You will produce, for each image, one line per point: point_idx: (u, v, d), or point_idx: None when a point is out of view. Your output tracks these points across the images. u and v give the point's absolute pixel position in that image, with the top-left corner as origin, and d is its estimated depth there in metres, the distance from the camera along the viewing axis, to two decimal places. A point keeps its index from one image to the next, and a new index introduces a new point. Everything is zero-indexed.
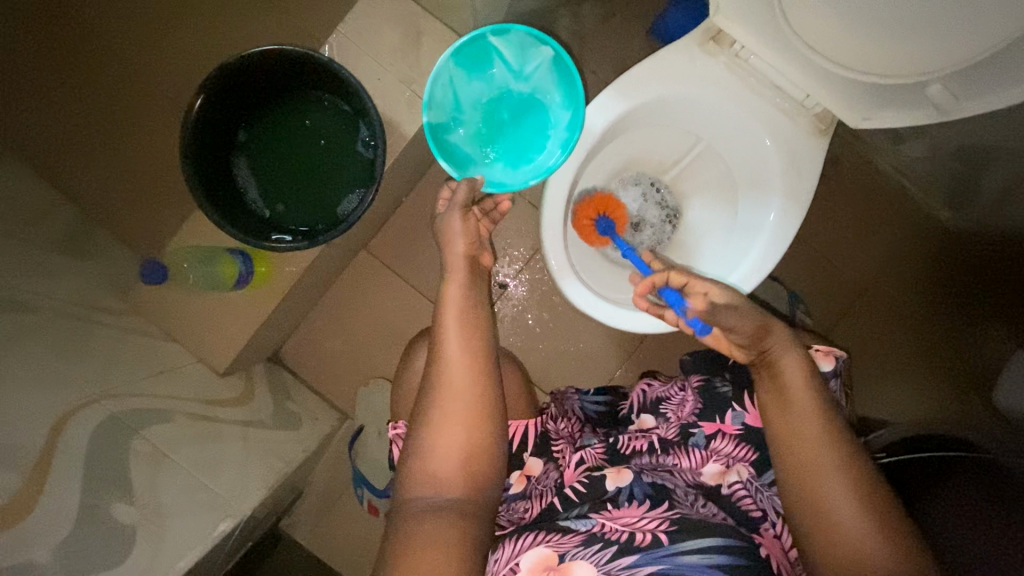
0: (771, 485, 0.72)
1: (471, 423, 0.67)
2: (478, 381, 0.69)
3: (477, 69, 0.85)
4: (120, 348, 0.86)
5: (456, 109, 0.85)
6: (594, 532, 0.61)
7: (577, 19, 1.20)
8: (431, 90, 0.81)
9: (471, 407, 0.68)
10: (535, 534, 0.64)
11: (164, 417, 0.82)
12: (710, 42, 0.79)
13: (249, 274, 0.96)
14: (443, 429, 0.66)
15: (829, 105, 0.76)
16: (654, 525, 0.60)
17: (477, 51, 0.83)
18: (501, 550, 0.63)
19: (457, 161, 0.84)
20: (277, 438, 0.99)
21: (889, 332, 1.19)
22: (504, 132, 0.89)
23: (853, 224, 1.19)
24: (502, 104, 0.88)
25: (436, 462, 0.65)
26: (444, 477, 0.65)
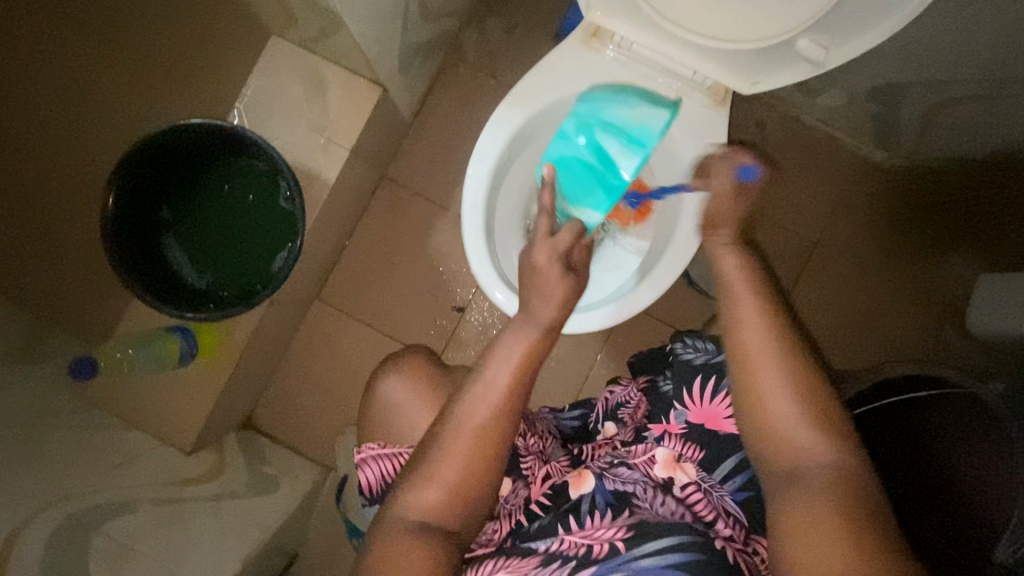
0: (724, 481, 0.70)
1: (479, 458, 0.60)
2: (502, 425, 0.62)
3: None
4: (74, 445, 0.85)
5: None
6: (552, 551, 0.59)
7: (484, 37, 1.22)
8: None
9: (489, 446, 0.61)
10: (496, 560, 0.61)
11: (124, 507, 0.81)
12: (592, 39, 0.80)
13: (192, 350, 0.95)
14: (442, 460, 0.60)
15: (717, 75, 0.77)
16: (611, 534, 0.59)
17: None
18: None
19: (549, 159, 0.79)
20: (255, 505, 0.98)
21: (853, 279, 1.18)
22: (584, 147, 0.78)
23: (791, 184, 1.19)
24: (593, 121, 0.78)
25: (421, 489, 0.59)
26: (427, 509, 0.59)
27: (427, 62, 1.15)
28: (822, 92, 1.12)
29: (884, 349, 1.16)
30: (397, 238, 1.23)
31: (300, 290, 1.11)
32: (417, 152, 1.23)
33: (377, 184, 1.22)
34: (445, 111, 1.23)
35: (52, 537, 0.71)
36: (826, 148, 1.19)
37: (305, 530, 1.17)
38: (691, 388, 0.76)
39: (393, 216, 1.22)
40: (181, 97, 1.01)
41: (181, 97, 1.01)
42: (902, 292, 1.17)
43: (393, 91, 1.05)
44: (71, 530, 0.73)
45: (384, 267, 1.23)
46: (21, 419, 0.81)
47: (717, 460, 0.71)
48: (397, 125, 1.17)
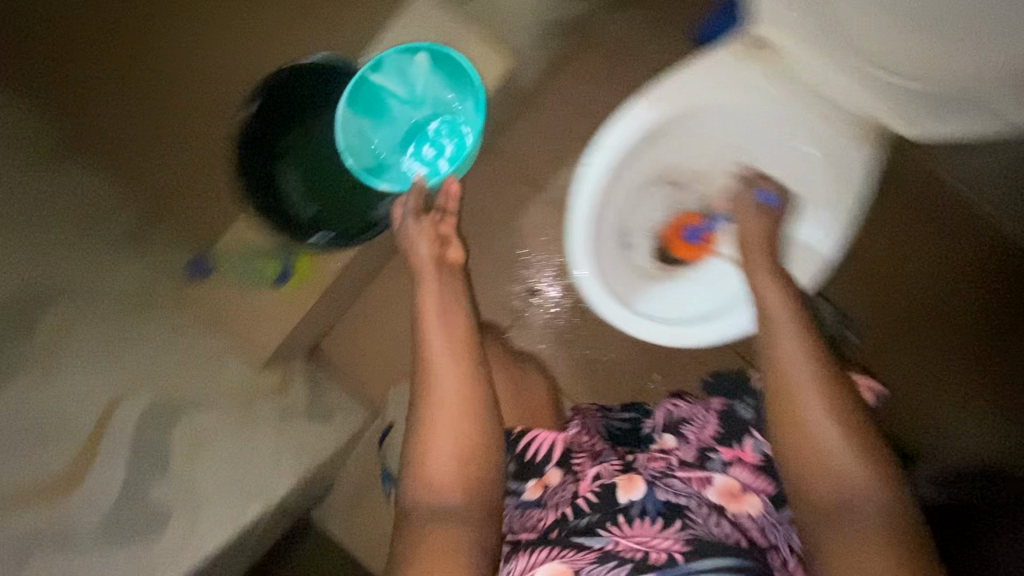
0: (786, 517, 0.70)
1: (466, 425, 0.68)
2: (466, 386, 0.70)
3: (378, 115, 0.98)
4: (166, 339, 0.91)
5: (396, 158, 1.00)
6: (607, 550, 0.61)
7: (619, 24, 1.19)
8: (344, 138, 0.93)
9: (463, 415, 0.68)
10: (548, 548, 0.64)
11: (201, 405, 0.86)
12: (751, 50, 0.77)
13: (288, 271, 1.00)
14: (444, 435, 0.67)
15: (880, 109, 0.73)
16: (670, 544, 0.59)
17: (366, 98, 0.95)
18: (516, 560, 0.66)
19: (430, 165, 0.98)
20: (311, 430, 1.03)
21: (954, 356, 1.10)
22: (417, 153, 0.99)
23: (910, 243, 1.11)
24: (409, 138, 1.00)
25: (433, 471, 0.65)
26: (446, 482, 0.65)
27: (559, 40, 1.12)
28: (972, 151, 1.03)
29: (967, 438, 1.09)
30: (488, 210, 1.23)
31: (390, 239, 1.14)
32: (526, 128, 1.22)
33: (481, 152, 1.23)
34: (563, 92, 1.21)
35: None
36: (961, 213, 1.09)
37: (343, 465, 1.22)
38: None
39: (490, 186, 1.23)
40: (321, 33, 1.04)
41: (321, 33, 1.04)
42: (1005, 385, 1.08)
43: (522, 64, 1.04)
44: None
45: (469, 235, 1.24)
46: (122, 310, 0.88)
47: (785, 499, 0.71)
48: (515, 99, 1.16)
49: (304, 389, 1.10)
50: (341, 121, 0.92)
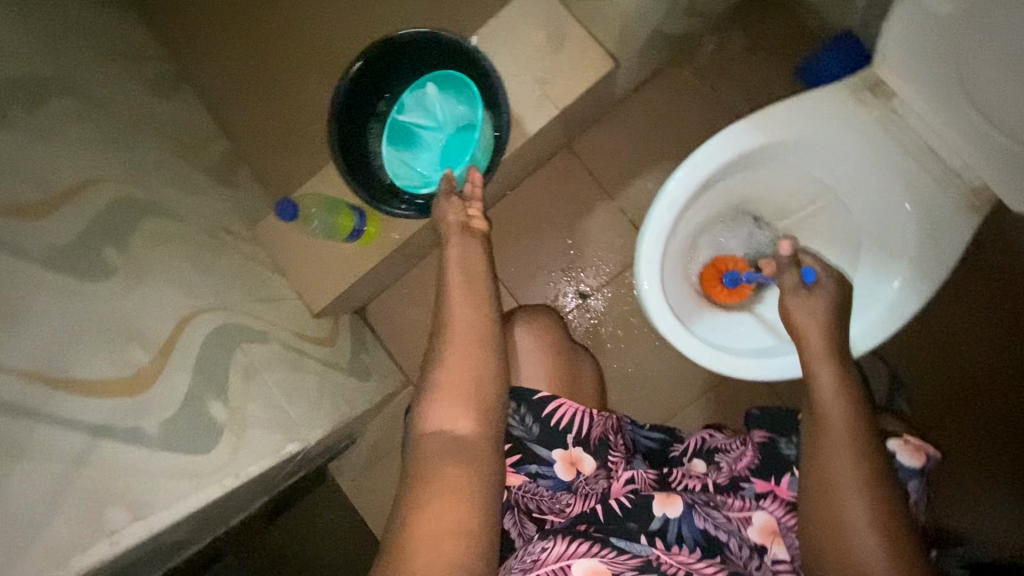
0: None
1: (466, 366, 0.68)
2: (478, 322, 0.72)
3: (414, 146, 1.01)
4: (238, 270, 0.97)
5: (434, 173, 0.99)
6: (649, 560, 0.62)
7: (721, 49, 1.19)
8: (391, 171, 1.00)
9: (467, 357, 0.68)
10: (588, 543, 0.63)
11: (260, 336, 0.91)
12: (865, 92, 0.76)
13: (360, 231, 1.02)
14: (449, 377, 0.67)
15: (988, 179, 0.71)
16: (711, 572, 0.61)
17: (403, 135, 1.01)
18: (552, 542, 0.64)
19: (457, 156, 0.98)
20: (349, 384, 1.06)
21: (1007, 445, 1.05)
22: (448, 152, 1.00)
23: (982, 318, 1.07)
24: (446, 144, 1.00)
25: (437, 412, 0.65)
26: (449, 423, 0.64)
27: (659, 54, 1.13)
28: None
29: (1006, 531, 1.03)
30: (554, 206, 1.25)
31: None
32: (608, 134, 1.23)
33: (559, 150, 1.24)
34: (652, 106, 1.21)
35: (209, 335, 0.81)
36: None
37: (368, 425, 1.25)
38: None
39: (561, 184, 1.24)
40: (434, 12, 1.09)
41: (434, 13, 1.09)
42: None
43: (620, 70, 1.05)
44: (222, 336, 0.84)
45: (531, 228, 1.25)
46: (204, 234, 0.95)
47: None
48: (603, 103, 1.17)
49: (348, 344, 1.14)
50: (387, 161, 1.00)
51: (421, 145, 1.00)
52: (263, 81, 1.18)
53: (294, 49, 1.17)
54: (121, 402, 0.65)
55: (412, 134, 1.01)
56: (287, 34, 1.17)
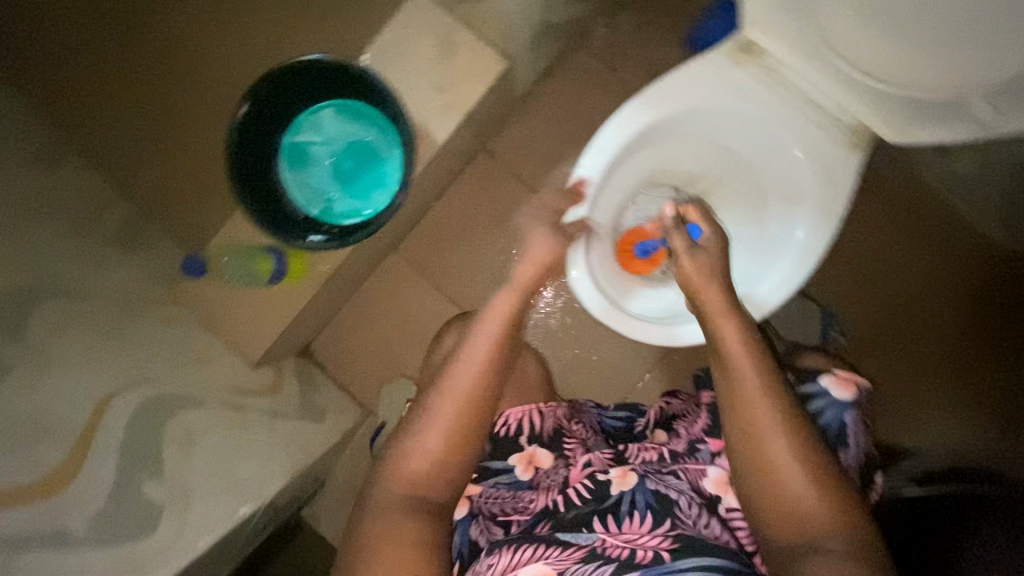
0: None
1: (455, 427, 0.66)
2: (479, 377, 0.68)
3: (309, 164, 1.03)
4: (158, 337, 0.92)
5: (334, 190, 1.03)
6: (594, 548, 0.62)
7: (613, 28, 1.21)
8: (296, 196, 1.02)
9: (461, 414, 0.66)
10: (535, 547, 0.64)
11: (193, 402, 0.87)
12: (741, 53, 0.78)
13: (282, 271, 1.00)
14: (436, 423, 0.66)
15: (863, 117, 0.74)
16: (657, 544, 0.61)
17: (298, 155, 1.03)
18: (497, 555, 0.64)
19: (363, 180, 1.03)
20: (301, 430, 1.03)
21: (938, 358, 1.12)
22: (354, 176, 1.04)
23: (896, 243, 1.13)
24: (349, 167, 1.04)
25: (414, 453, 0.65)
26: (423, 469, 0.65)
27: (553, 44, 1.14)
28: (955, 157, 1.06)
29: (948, 436, 1.10)
30: (481, 210, 1.24)
31: (382, 239, 1.15)
32: (520, 130, 1.23)
33: (474, 154, 1.23)
34: (557, 96, 1.22)
35: None
36: (944, 216, 1.12)
37: (334, 466, 1.22)
38: None
39: (483, 187, 1.24)
40: (319, 36, 1.06)
41: (319, 36, 1.06)
42: (985, 384, 1.10)
43: (516, 66, 1.05)
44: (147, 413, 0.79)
45: (462, 235, 1.25)
46: (112, 308, 0.89)
47: None
48: (509, 101, 1.17)
49: (296, 388, 1.11)
50: (289, 185, 1.02)
51: (316, 162, 1.03)
52: (142, 127, 1.09)
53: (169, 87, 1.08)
54: (35, 508, 0.67)
55: (314, 159, 1.04)
56: (154, 70, 1.07)
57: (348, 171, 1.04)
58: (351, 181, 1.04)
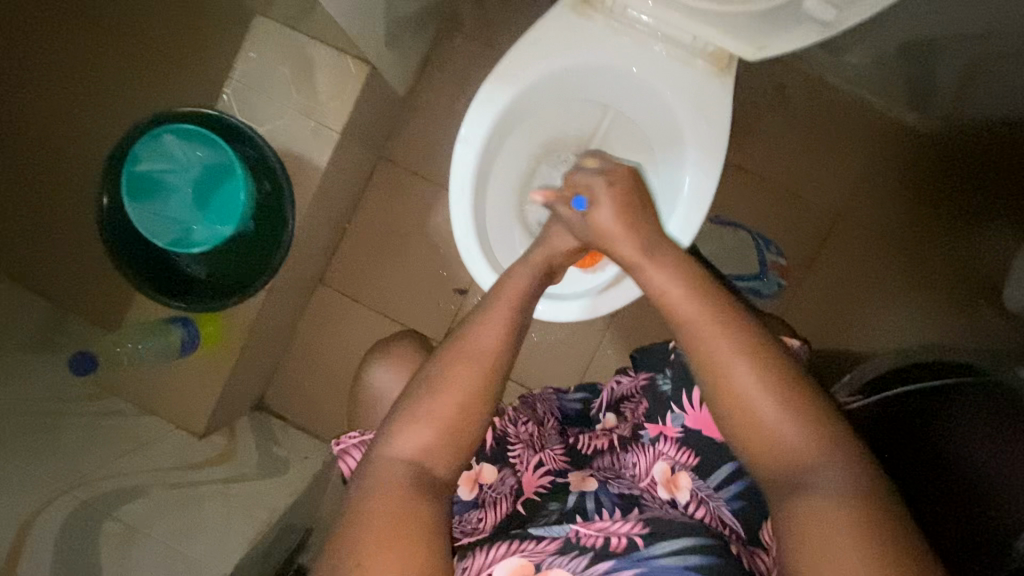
0: (719, 486, 0.67)
1: (459, 415, 0.57)
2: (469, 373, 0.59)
3: (158, 192, 0.92)
4: (90, 432, 0.88)
5: (194, 219, 0.94)
6: (569, 538, 0.58)
7: (480, 3, 1.15)
8: (146, 229, 0.90)
9: (473, 391, 0.58)
10: (508, 542, 0.59)
11: (136, 492, 0.83)
12: (582, 4, 0.75)
13: (194, 339, 0.97)
14: (434, 402, 0.57)
15: (719, 41, 0.71)
16: (628, 529, 0.57)
17: (144, 183, 0.90)
18: (470, 557, 0.58)
19: (227, 199, 0.95)
20: (263, 488, 1.01)
21: (880, 253, 1.10)
22: (215, 198, 0.95)
23: (817, 150, 1.09)
24: (204, 187, 0.94)
25: (410, 429, 0.56)
26: (416, 448, 0.56)
27: (419, 35, 1.09)
28: (849, 50, 1.02)
29: (910, 329, 1.09)
30: (397, 222, 1.20)
31: (300, 277, 1.11)
32: (414, 130, 1.19)
33: (375, 165, 1.19)
34: (442, 86, 1.17)
35: (67, 520, 0.75)
36: (856, 112, 1.08)
37: None
38: (690, 392, 0.73)
39: (393, 198, 1.20)
40: (174, 86, 1.00)
41: (174, 86, 1.00)
42: (934, 269, 1.09)
43: (382, 68, 1.00)
44: (84, 514, 0.76)
45: (385, 250, 1.21)
46: (40, 410, 0.84)
47: (713, 465, 0.68)
48: (392, 104, 1.13)
49: (253, 446, 1.08)
50: (139, 220, 0.90)
51: (167, 188, 0.92)
52: (21, 219, 1.03)
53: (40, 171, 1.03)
54: None
55: (156, 182, 0.91)
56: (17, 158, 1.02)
57: (204, 190, 0.94)
58: (212, 206, 0.95)
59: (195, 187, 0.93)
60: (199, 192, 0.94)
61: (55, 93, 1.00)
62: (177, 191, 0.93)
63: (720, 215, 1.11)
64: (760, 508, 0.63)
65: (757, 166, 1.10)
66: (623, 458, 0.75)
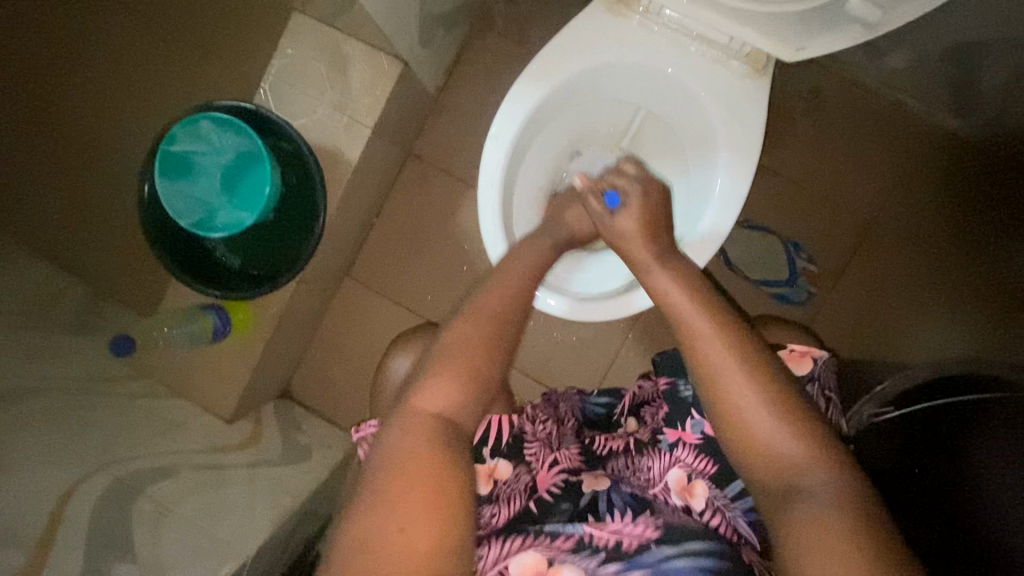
0: (734, 496, 0.67)
1: (477, 374, 0.59)
2: (493, 348, 0.60)
3: (189, 171, 0.92)
4: (126, 413, 0.91)
5: (221, 204, 0.94)
6: (581, 538, 0.58)
7: (512, 2, 1.15)
8: (169, 207, 0.91)
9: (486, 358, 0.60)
10: (523, 537, 0.59)
11: (165, 472, 0.86)
12: (617, 4, 0.74)
13: (226, 326, 1.00)
14: (459, 366, 0.59)
15: (756, 41, 0.70)
16: (642, 531, 0.57)
17: (177, 162, 0.92)
18: (486, 546, 0.60)
19: (254, 186, 0.95)
20: (287, 473, 1.03)
21: (913, 262, 1.07)
22: (244, 184, 0.95)
23: (851, 155, 1.07)
24: (233, 172, 0.94)
25: (432, 389, 0.57)
26: (443, 405, 0.57)
27: (451, 32, 1.10)
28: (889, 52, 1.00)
29: (945, 339, 1.06)
30: (423, 217, 1.22)
31: (327, 268, 1.13)
32: (444, 127, 1.20)
33: (404, 160, 1.21)
34: (472, 84, 1.18)
35: (102, 498, 0.77)
36: (895, 116, 1.05)
37: None
38: None
39: (420, 193, 1.21)
40: (213, 79, 1.03)
41: (213, 79, 1.03)
42: (971, 279, 1.05)
43: (414, 64, 1.02)
44: (118, 493, 0.79)
45: (411, 245, 1.22)
46: (73, 394, 0.87)
47: (730, 476, 0.68)
48: (423, 101, 1.14)
49: (277, 433, 1.11)
50: (164, 196, 0.91)
51: (199, 169, 0.93)
52: (67, 205, 1.07)
53: (87, 159, 1.07)
54: None
55: (188, 162, 0.92)
56: (63, 147, 1.06)
57: (233, 174, 0.94)
58: (239, 192, 0.95)
59: (225, 171, 0.94)
60: (228, 176, 0.94)
61: (102, 85, 1.04)
62: (206, 174, 0.93)
63: (751, 220, 1.10)
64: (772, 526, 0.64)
65: (790, 169, 1.08)
66: (639, 462, 0.75)
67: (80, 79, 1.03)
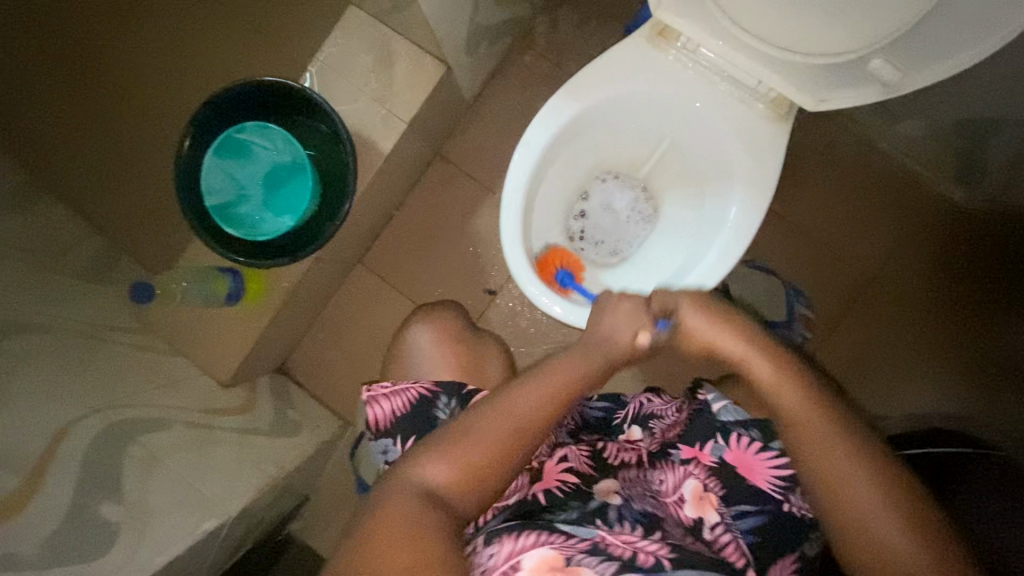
0: (743, 514, 0.71)
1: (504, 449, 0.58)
2: (537, 406, 0.62)
3: (241, 157, 1.03)
4: (129, 361, 0.93)
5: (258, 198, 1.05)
6: (596, 542, 0.60)
7: (555, 26, 1.21)
8: (206, 180, 1.00)
9: (547, 404, 0.62)
10: (536, 531, 0.60)
11: (161, 424, 0.88)
12: (657, 37, 0.79)
13: (239, 290, 1.03)
14: (489, 430, 0.59)
15: (783, 88, 0.75)
16: (658, 549, 0.59)
17: (233, 146, 1.02)
18: (497, 543, 0.59)
19: (292, 193, 1.06)
20: (275, 445, 1.04)
21: (905, 323, 1.10)
22: (283, 190, 1.06)
23: (859, 212, 1.11)
24: (279, 172, 1.06)
25: (442, 458, 0.57)
26: (442, 476, 0.56)
27: (494, 46, 1.15)
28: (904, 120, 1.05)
29: (928, 402, 1.09)
30: (442, 217, 1.25)
31: (344, 252, 1.16)
32: (473, 133, 1.25)
33: (431, 159, 1.25)
34: (507, 96, 1.23)
35: (94, 441, 0.78)
36: (902, 181, 1.11)
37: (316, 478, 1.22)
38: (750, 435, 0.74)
39: (441, 193, 1.25)
40: (261, 55, 1.07)
41: (261, 55, 1.07)
42: (958, 347, 1.09)
43: (458, 70, 1.07)
44: (111, 436, 0.80)
45: (427, 241, 1.26)
46: (80, 336, 0.88)
47: (741, 495, 0.72)
48: (458, 105, 1.19)
49: (270, 405, 1.12)
50: (205, 168, 1.00)
51: (250, 156, 1.04)
52: (98, 152, 1.10)
53: (127, 116, 1.09)
54: None
55: (245, 146, 1.03)
56: (107, 102, 1.09)
57: (277, 172, 1.06)
58: (273, 195, 1.06)
59: (272, 165, 1.05)
60: (275, 174, 1.06)
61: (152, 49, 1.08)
62: (255, 165, 1.04)
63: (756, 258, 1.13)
64: (774, 546, 0.69)
65: (801, 216, 1.13)
66: (650, 475, 0.77)
67: (132, 41, 1.07)
